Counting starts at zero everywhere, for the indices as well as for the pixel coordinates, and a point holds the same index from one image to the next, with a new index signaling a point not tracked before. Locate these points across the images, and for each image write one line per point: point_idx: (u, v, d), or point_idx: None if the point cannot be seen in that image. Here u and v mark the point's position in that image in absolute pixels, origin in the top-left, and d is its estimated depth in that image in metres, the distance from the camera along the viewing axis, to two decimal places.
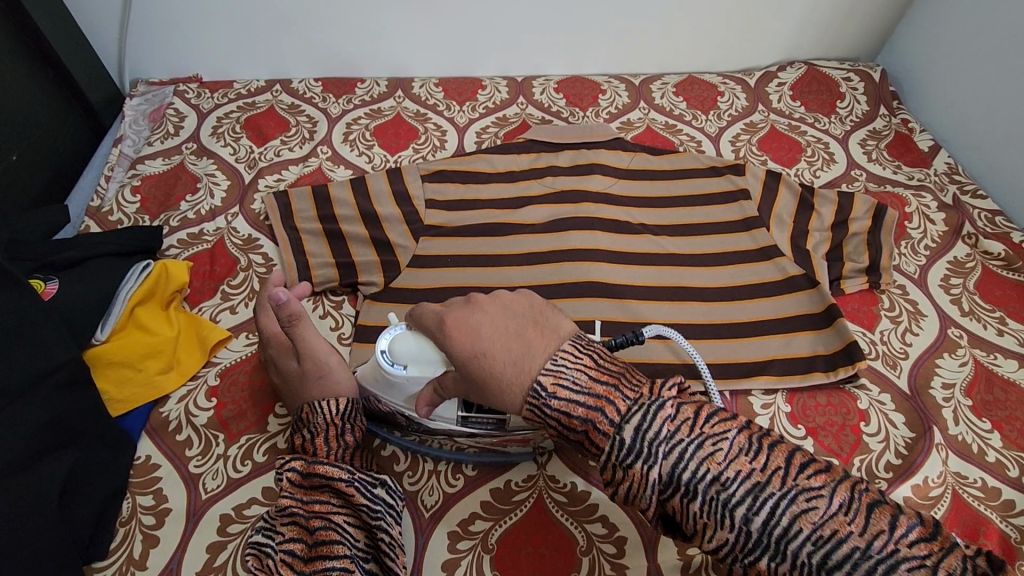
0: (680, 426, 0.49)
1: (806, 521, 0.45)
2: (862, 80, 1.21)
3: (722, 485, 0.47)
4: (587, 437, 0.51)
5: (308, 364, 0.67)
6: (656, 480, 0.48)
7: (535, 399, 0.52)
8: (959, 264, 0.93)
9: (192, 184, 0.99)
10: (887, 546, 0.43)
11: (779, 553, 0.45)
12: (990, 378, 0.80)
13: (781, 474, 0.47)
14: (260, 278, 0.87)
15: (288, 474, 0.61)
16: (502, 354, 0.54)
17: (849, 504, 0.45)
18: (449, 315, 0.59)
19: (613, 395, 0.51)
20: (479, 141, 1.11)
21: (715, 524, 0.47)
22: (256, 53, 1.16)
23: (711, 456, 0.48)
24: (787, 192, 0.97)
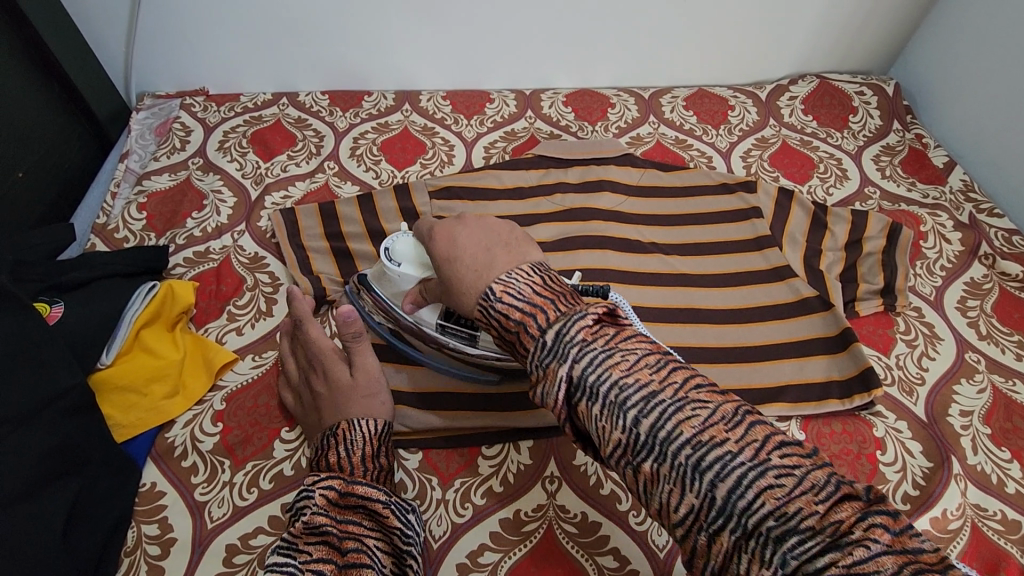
0: (596, 337, 0.47)
1: (688, 425, 0.42)
2: (875, 94, 1.20)
3: (620, 389, 0.44)
4: (517, 341, 0.50)
5: (361, 375, 0.68)
6: (564, 379, 0.46)
7: (483, 301, 0.52)
8: (976, 285, 0.91)
9: (198, 201, 0.98)
10: (758, 456, 0.40)
11: (661, 455, 0.43)
12: (1008, 406, 0.78)
13: (675, 385, 0.44)
14: (267, 298, 0.86)
15: (325, 492, 0.59)
16: (467, 261, 0.55)
17: (737, 418, 0.42)
18: (439, 226, 0.62)
19: (554, 309, 0.49)
20: (487, 157, 1.10)
21: (609, 424, 0.44)
22: (263, 67, 1.16)
23: (616, 363, 0.45)
24: (799, 211, 0.97)
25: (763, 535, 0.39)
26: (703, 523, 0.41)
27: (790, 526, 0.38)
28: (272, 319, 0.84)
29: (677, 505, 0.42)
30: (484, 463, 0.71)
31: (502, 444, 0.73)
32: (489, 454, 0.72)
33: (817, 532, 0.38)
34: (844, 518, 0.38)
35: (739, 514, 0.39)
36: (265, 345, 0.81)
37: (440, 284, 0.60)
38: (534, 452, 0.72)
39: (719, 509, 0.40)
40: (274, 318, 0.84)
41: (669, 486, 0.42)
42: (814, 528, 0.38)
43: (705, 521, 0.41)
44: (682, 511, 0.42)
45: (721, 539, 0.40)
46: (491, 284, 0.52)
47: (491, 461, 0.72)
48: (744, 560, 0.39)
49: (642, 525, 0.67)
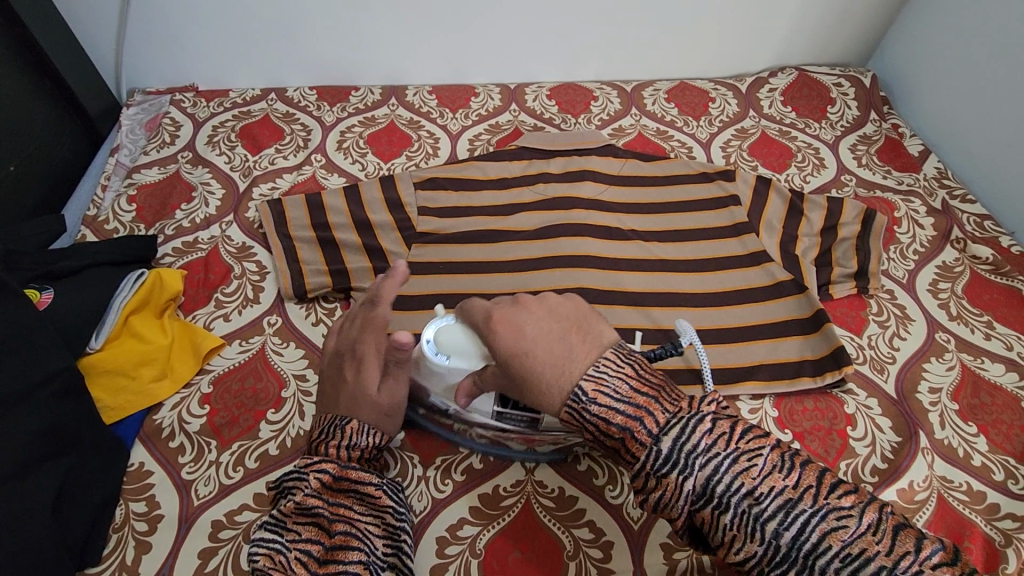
0: (717, 440, 0.48)
1: (836, 538, 0.44)
2: (852, 85, 1.22)
3: (755, 500, 0.46)
4: (622, 446, 0.51)
5: (387, 397, 0.65)
6: (689, 491, 0.48)
7: (575, 403, 0.51)
8: (948, 269, 0.93)
9: (187, 193, 1.00)
10: (913, 567, 0.43)
11: (806, 567, 0.45)
12: (976, 383, 0.80)
13: (812, 492, 0.46)
14: (254, 286, 0.88)
15: (318, 475, 0.60)
16: (544, 357, 0.54)
17: (879, 526, 0.45)
18: (496, 313, 0.59)
19: (654, 412, 0.50)
20: (471, 149, 1.12)
21: (744, 536, 0.46)
22: (252, 63, 1.18)
23: (747, 471, 0.47)
24: (777, 198, 0.99)
25: None
26: None
27: None
28: (259, 305, 0.86)
29: None
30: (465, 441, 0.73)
31: None
32: None
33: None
34: None
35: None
36: (252, 331, 0.83)
37: (504, 376, 0.57)
38: None
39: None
40: (262, 305, 0.86)
41: None
42: None
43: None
44: None
45: None
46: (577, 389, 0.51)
47: None
48: None
49: (617, 499, 0.69)
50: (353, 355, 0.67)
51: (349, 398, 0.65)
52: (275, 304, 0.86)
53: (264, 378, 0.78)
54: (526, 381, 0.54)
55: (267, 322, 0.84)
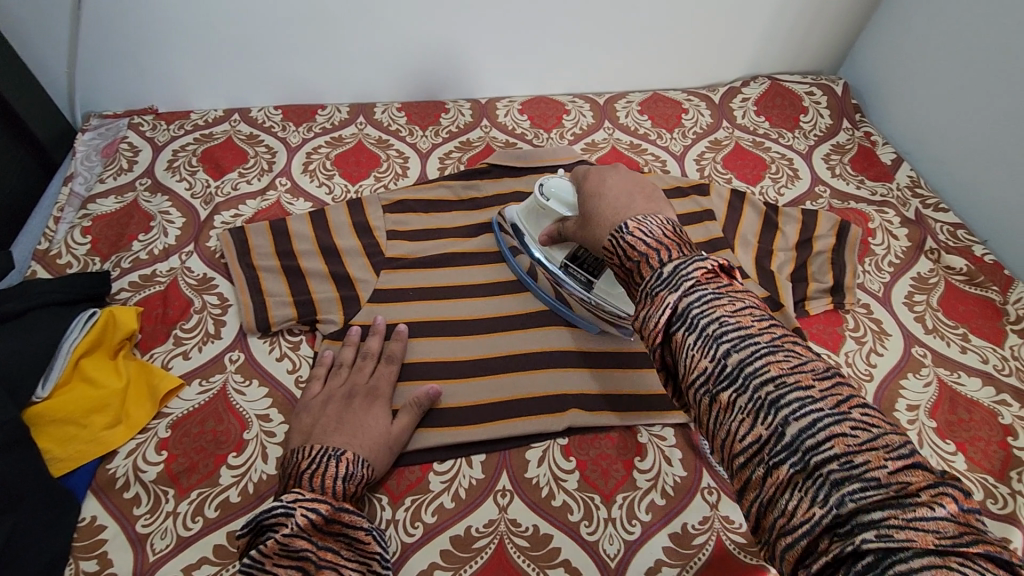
0: (710, 280, 0.50)
1: (779, 367, 0.44)
2: (824, 93, 1.22)
3: (719, 325, 0.47)
4: (635, 269, 0.54)
5: (396, 430, 0.70)
6: (669, 306, 0.49)
7: (615, 232, 0.57)
8: (923, 280, 0.93)
9: (145, 223, 0.97)
10: (841, 409, 0.41)
11: (743, 387, 0.44)
12: (953, 398, 0.79)
13: (774, 335, 0.46)
14: (215, 320, 0.84)
15: (310, 513, 0.57)
16: (608, 201, 0.65)
17: (827, 373, 0.43)
18: (591, 173, 0.72)
19: (679, 249, 0.53)
20: (442, 168, 1.09)
21: (699, 352, 0.47)
22: (213, 83, 1.14)
23: (723, 303, 0.48)
24: (751, 211, 0.98)
25: (824, 476, 0.39)
26: (766, 455, 0.42)
27: (856, 474, 0.38)
28: (221, 341, 0.82)
29: (744, 435, 0.43)
30: (435, 479, 0.71)
31: (453, 459, 0.73)
32: (440, 470, 0.72)
33: (882, 484, 0.38)
34: (911, 479, 0.38)
35: (805, 451, 0.40)
36: (213, 368, 0.79)
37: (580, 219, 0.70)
38: (487, 465, 0.72)
39: (786, 445, 0.41)
40: (223, 340, 0.82)
41: (742, 416, 0.44)
42: (879, 480, 0.38)
43: (769, 455, 0.42)
44: (748, 440, 0.43)
45: (778, 472, 0.41)
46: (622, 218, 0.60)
47: (441, 477, 0.71)
48: (796, 493, 0.40)
49: (593, 535, 0.67)
50: (359, 395, 0.73)
51: (356, 425, 0.69)
52: (238, 339, 0.83)
53: (226, 419, 0.75)
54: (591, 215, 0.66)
55: (229, 359, 0.80)
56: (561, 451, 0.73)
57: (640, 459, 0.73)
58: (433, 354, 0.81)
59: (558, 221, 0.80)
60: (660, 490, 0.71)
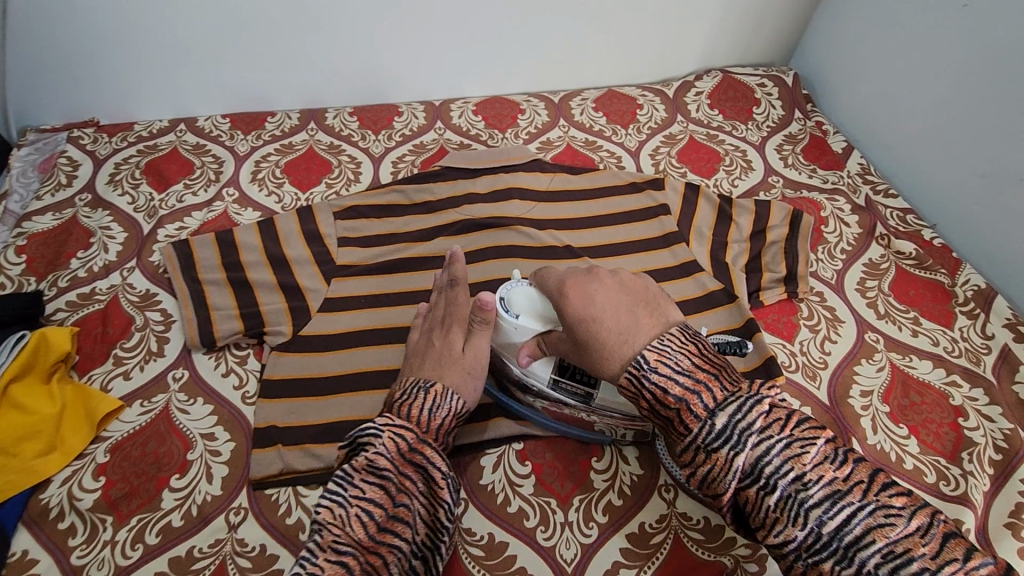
0: (770, 425, 0.53)
1: (881, 534, 0.48)
2: (776, 85, 1.23)
3: (803, 486, 0.51)
4: (676, 415, 0.56)
5: (470, 355, 0.67)
6: (738, 469, 0.53)
7: (635, 370, 0.57)
8: (874, 266, 0.93)
9: (85, 239, 0.93)
10: (956, 574, 0.46)
11: (845, 557, 0.49)
12: (906, 382, 0.80)
13: (862, 487, 0.50)
14: (158, 337, 0.81)
15: (397, 438, 0.60)
16: (609, 324, 0.60)
17: (927, 528, 0.48)
18: (569, 280, 0.64)
19: (712, 385, 0.56)
20: (395, 172, 1.07)
21: (788, 520, 0.51)
22: (156, 93, 1.10)
23: (798, 457, 0.52)
24: (705, 204, 0.98)
25: None
26: None
27: None
28: (163, 359, 0.79)
29: None
30: None
31: None
32: None
33: None
34: None
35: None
36: (155, 388, 0.76)
37: (568, 339, 0.63)
38: None
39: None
40: (166, 358, 0.80)
41: None
42: None
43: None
44: None
45: None
46: (640, 356, 0.57)
47: None
48: None
49: (549, 540, 0.66)
50: (436, 329, 0.71)
51: (434, 361, 0.67)
52: (181, 356, 0.80)
53: (168, 440, 0.72)
54: (592, 342, 0.60)
55: (172, 377, 0.78)
56: (517, 455, 0.72)
57: (597, 460, 0.72)
58: (381, 363, 0.79)
59: (538, 338, 0.67)
60: (617, 490, 0.70)
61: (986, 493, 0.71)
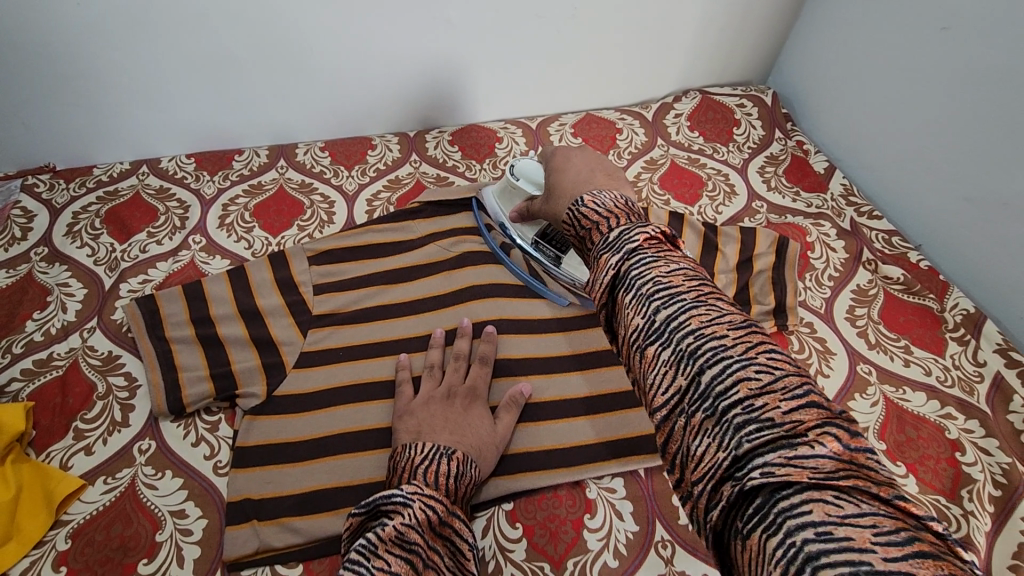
0: (651, 245, 0.49)
1: (696, 319, 0.43)
2: (755, 105, 1.21)
3: (653, 283, 0.46)
4: (588, 236, 0.55)
5: (498, 428, 0.72)
6: (612, 268, 0.49)
7: (572, 206, 0.58)
8: (862, 292, 0.92)
9: (41, 298, 0.88)
10: (748, 353, 0.41)
11: (667, 341, 0.44)
12: (901, 417, 0.78)
13: (699, 290, 0.46)
14: (122, 405, 0.77)
15: (428, 508, 0.56)
16: (572, 173, 0.67)
17: (744, 325, 0.43)
18: (558, 152, 0.74)
19: (630, 218, 0.54)
20: (371, 210, 1.04)
21: (631, 311, 0.47)
22: (117, 136, 1.05)
23: (658, 265, 0.47)
24: (691, 233, 0.96)
25: (729, 422, 0.39)
26: (685, 406, 0.42)
27: (754, 416, 0.38)
28: (129, 430, 0.75)
29: (665, 387, 0.43)
30: None
31: None
32: None
33: (777, 424, 0.38)
34: (805, 420, 0.37)
35: (714, 398, 0.40)
36: (120, 463, 0.72)
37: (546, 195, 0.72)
38: None
39: (699, 394, 0.41)
40: (132, 428, 0.75)
41: (663, 368, 0.44)
42: (774, 422, 0.38)
43: (686, 404, 0.42)
44: (668, 393, 0.43)
45: (695, 421, 0.41)
46: (582, 188, 0.62)
47: None
48: (706, 439, 0.40)
49: None
50: (458, 396, 0.74)
51: (463, 424, 0.70)
52: (148, 425, 0.76)
53: (135, 521, 0.68)
54: (556, 185, 0.68)
55: (138, 449, 0.73)
56: (507, 517, 0.70)
57: (590, 517, 0.70)
58: (361, 422, 0.75)
59: (527, 201, 0.88)
60: (613, 549, 0.68)
61: (987, 534, 0.69)
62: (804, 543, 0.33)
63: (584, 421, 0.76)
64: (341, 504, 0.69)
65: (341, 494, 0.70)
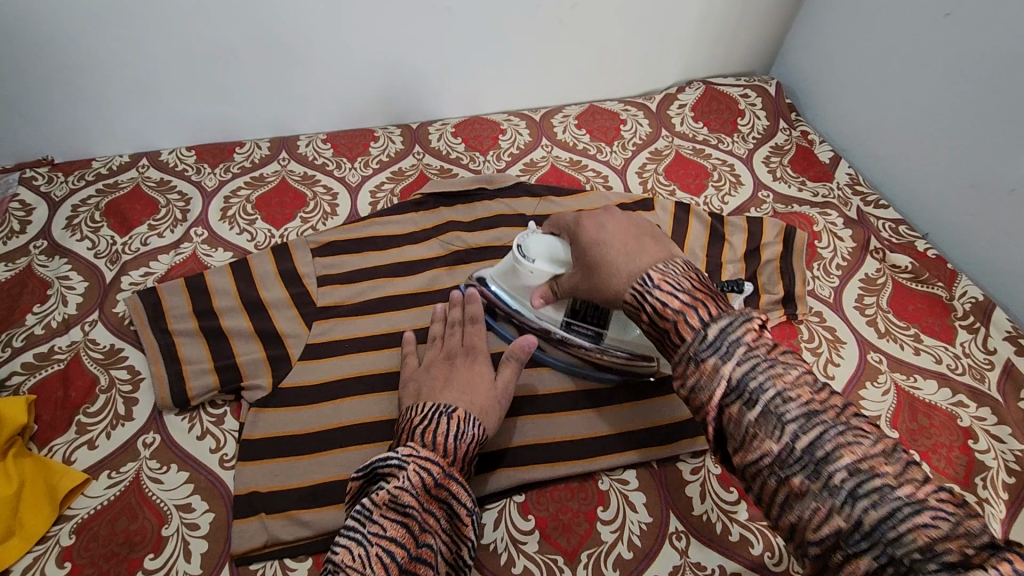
0: (757, 344, 0.53)
1: (849, 451, 0.47)
2: (759, 95, 1.21)
3: (781, 401, 0.50)
4: (671, 328, 0.56)
5: (500, 382, 0.70)
6: (723, 379, 0.52)
7: (638, 287, 0.59)
8: (871, 281, 0.92)
9: (41, 292, 0.86)
10: (916, 494, 0.44)
11: (815, 471, 0.47)
12: (913, 405, 0.78)
13: (835, 411, 0.49)
14: (125, 399, 0.75)
15: (422, 473, 0.58)
16: (617, 248, 0.64)
17: (893, 454, 0.47)
18: (584, 217, 0.70)
19: (713, 302, 0.56)
20: (374, 202, 1.03)
21: (764, 433, 0.50)
22: (115, 128, 1.03)
23: (780, 375, 0.51)
24: (697, 223, 0.95)
25: (904, 563, 0.43)
26: (844, 544, 0.45)
27: (934, 559, 0.42)
28: (132, 424, 0.74)
29: (818, 524, 0.47)
30: None
31: None
32: None
33: (954, 567, 0.41)
34: (976, 554, 0.41)
35: (886, 542, 0.44)
36: (124, 457, 0.71)
37: (581, 266, 0.68)
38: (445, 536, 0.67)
39: (862, 531, 0.45)
40: (136, 422, 0.74)
41: (815, 503, 0.47)
42: (954, 562, 0.42)
43: (845, 542, 0.45)
44: (824, 532, 0.46)
45: (858, 560, 0.45)
46: (640, 275, 0.60)
47: None
48: None
49: None
50: (459, 356, 0.73)
51: (464, 382, 0.69)
52: (152, 419, 0.74)
53: (140, 516, 0.67)
54: (600, 262, 0.64)
55: (142, 443, 0.72)
56: (519, 509, 0.69)
57: (603, 510, 0.69)
58: (368, 414, 0.75)
59: (551, 283, 0.74)
60: (627, 541, 0.67)
61: (1002, 521, 0.69)
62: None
63: (601, 412, 0.76)
64: None
65: None
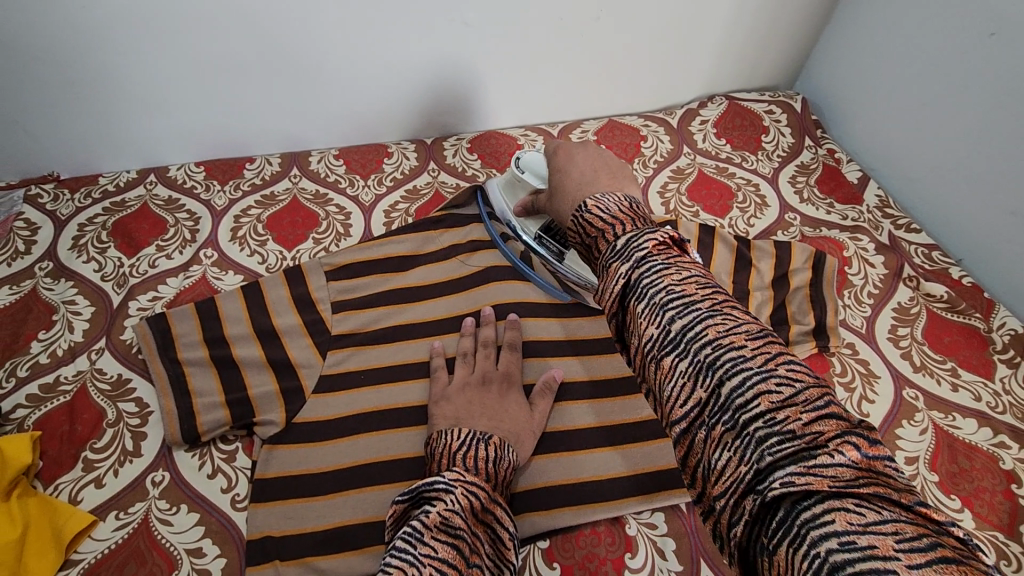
0: (660, 251, 0.47)
1: (714, 328, 0.41)
2: (784, 111, 1.17)
3: (666, 291, 0.44)
4: (594, 244, 0.53)
5: (534, 414, 0.73)
6: (621, 277, 0.47)
7: (576, 210, 0.56)
8: (904, 311, 0.88)
9: (46, 317, 0.84)
10: (767, 364, 0.39)
11: (683, 350, 0.42)
12: (953, 446, 0.75)
13: (714, 298, 0.43)
14: (134, 434, 0.73)
15: (470, 495, 0.56)
16: (577, 174, 0.65)
17: (761, 333, 0.41)
18: (563, 146, 0.71)
19: (635, 222, 0.52)
20: (388, 222, 1.00)
21: (645, 318, 0.44)
22: (123, 143, 1.00)
23: (670, 272, 0.45)
24: (724, 247, 0.91)
25: (750, 434, 0.37)
26: (704, 418, 0.40)
27: (774, 428, 0.37)
28: (141, 460, 0.71)
29: (683, 400, 0.41)
30: None
31: None
32: None
33: (798, 437, 0.36)
34: (825, 430, 0.36)
35: (734, 409, 0.38)
36: (134, 496, 0.68)
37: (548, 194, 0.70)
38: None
39: (719, 404, 0.39)
40: (144, 459, 0.71)
41: (681, 380, 0.41)
42: (795, 433, 0.36)
43: (706, 415, 0.40)
44: (687, 406, 0.41)
45: (715, 434, 0.39)
46: (588, 194, 0.60)
47: None
48: (726, 454, 0.38)
49: None
50: (493, 381, 0.74)
51: (501, 413, 0.70)
52: (162, 455, 0.72)
53: (149, 561, 0.64)
54: (562, 189, 0.66)
55: (151, 481, 0.69)
56: (544, 556, 0.66)
57: (631, 557, 0.67)
58: (385, 452, 0.72)
59: (532, 195, 0.83)
60: None
61: None
62: (829, 554, 0.31)
63: (625, 451, 0.73)
64: (369, 542, 0.66)
65: (368, 530, 0.66)
